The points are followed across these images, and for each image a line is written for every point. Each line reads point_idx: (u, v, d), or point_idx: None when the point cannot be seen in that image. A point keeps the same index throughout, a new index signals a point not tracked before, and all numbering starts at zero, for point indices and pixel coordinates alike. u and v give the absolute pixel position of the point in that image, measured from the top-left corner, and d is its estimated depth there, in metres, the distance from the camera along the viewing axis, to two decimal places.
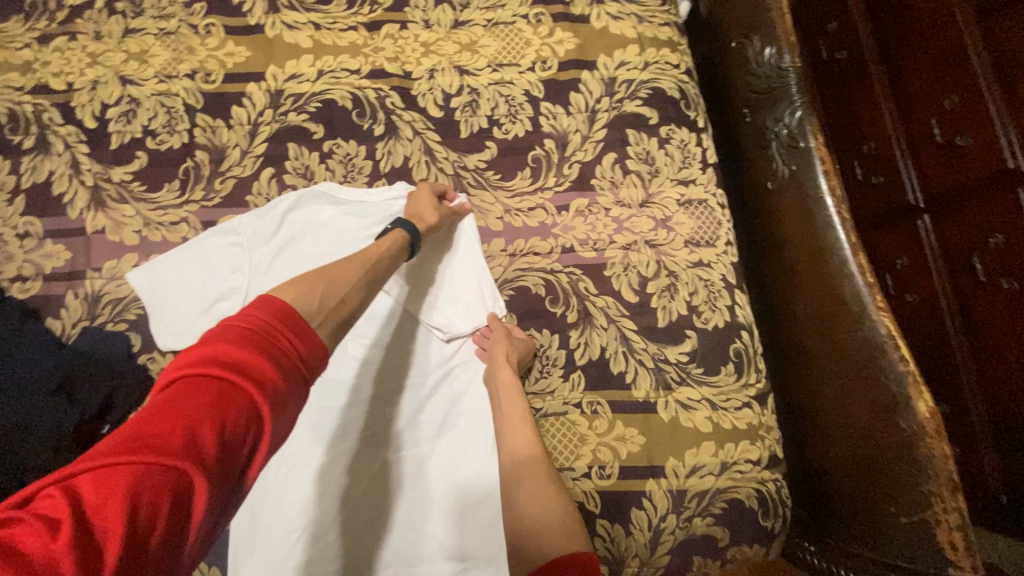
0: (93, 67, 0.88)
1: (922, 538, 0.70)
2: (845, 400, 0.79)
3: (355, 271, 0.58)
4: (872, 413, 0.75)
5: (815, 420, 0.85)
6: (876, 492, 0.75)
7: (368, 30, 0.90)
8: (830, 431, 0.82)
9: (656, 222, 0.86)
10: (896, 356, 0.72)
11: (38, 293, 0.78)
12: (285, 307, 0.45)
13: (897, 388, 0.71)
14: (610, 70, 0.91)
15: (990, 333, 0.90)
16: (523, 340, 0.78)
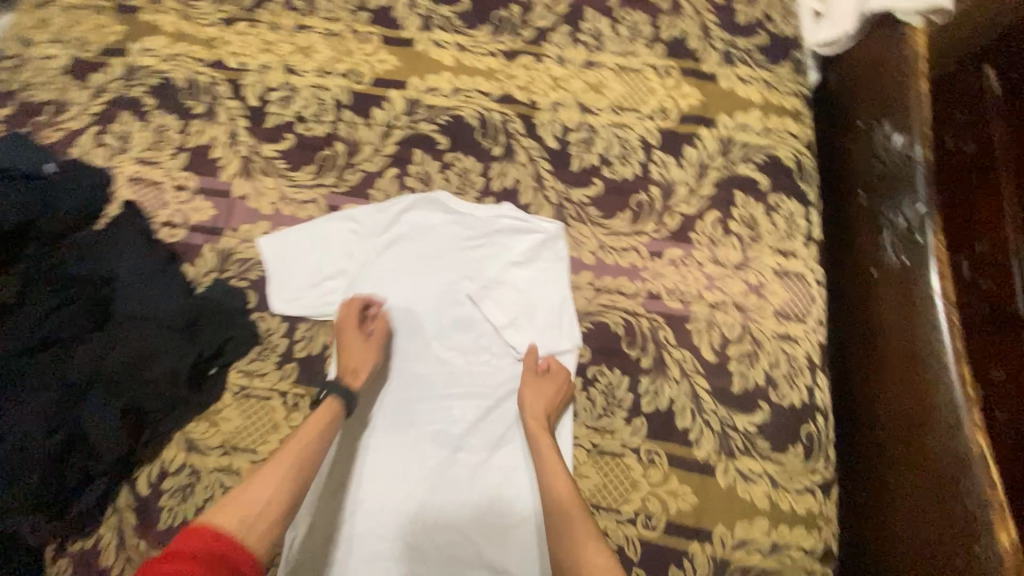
0: (265, 53, 0.99)
1: None
2: (922, 511, 0.73)
3: (282, 471, 0.68)
4: (947, 531, 0.69)
5: (889, 528, 0.79)
6: None
7: (505, 58, 0.97)
8: (905, 541, 0.76)
9: (749, 286, 0.86)
10: (983, 480, 0.65)
11: (180, 240, 0.88)
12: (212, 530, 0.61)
13: (981, 508, 0.64)
14: (728, 130, 0.93)
15: None
16: (562, 379, 0.80)
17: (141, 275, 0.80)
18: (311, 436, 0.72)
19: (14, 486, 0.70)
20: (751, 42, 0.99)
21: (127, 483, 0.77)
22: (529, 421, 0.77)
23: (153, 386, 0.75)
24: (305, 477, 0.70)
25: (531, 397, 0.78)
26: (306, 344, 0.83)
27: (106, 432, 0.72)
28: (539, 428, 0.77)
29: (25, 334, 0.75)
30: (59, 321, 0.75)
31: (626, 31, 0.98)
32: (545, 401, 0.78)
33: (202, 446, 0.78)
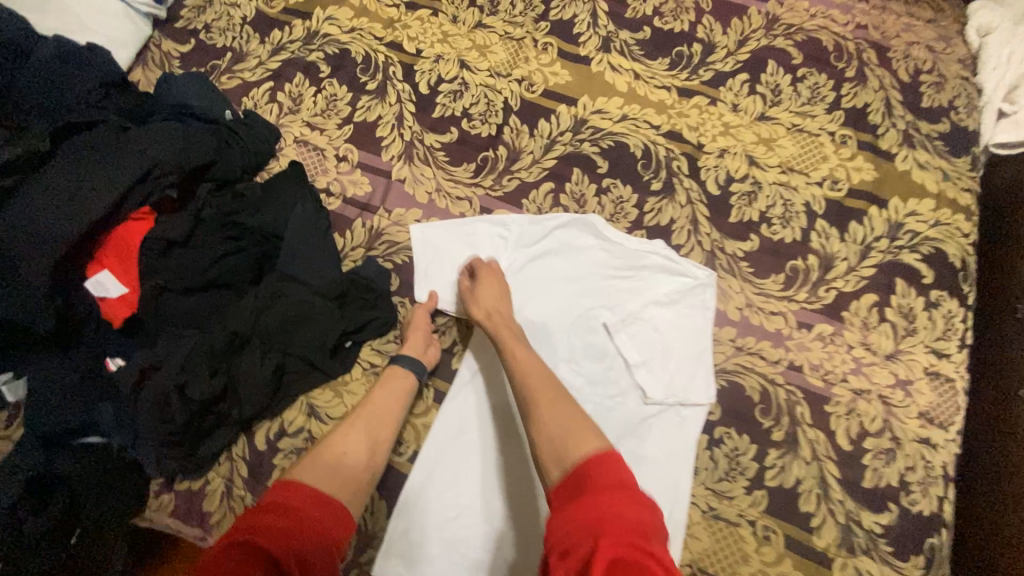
0: (442, 44, 1.01)
1: None
2: None
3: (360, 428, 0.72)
4: None
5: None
6: None
7: (679, 95, 0.96)
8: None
9: (896, 380, 0.82)
10: None
11: (336, 210, 0.91)
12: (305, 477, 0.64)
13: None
14: (898, 214, 0.90)
15: None
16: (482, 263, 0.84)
17: (305, 238, 0.82)
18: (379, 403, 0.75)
19: (161, 419, 0.71)
20: (934, 127, 0.95)
21: (245, 435, 0.78)
22: (484, 323, 0.78)
23: (298, 350, 0.77)
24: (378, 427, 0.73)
25: (481, 299, 0.80)
26: (441, 336, 0.86)
27: (255, 385, 0.74)
28: (498, 323, 0.78)
29: (196, 275, 0.78)
30: (227, 267, 0.79)
31: (807, 91, 0.96)
32: (496, 300, 0.80)
33: (324, 414, 0.79)
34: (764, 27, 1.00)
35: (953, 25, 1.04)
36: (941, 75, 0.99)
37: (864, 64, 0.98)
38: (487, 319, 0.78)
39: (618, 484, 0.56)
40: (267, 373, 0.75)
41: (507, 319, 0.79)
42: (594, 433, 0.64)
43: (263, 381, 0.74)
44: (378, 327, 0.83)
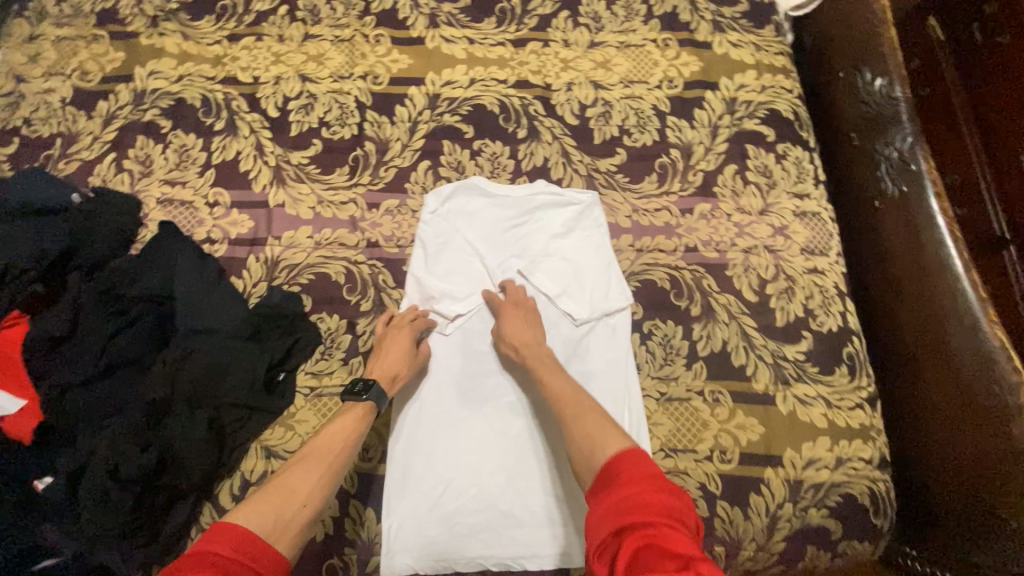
0: (277, 65, 1.01)
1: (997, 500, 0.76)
2: (953, 413, 0.82)
3: (316, 476, 0.68)
4: (980, 423, 0.78)
5: (915, 429, 0.89)
6: (963, 492, 0.81)
7: (514, 46, 1.02)
8: (932, 433, 0.85)
9: (775, 230, 0.93)
10: (1010, 367, 0.76)
11: (225, 255, 0.89)
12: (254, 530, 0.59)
13: (1012, 394, 0.75)
14: (731, 91, 1.01)
15: None
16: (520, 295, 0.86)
17: (198, 289, 0.82)
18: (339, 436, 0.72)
19: (104, 513, 0.68)
20: (735, 10, 1.07)
21: (208, 504, 0.75)
22: (518, 354, 0.80)
23: (229, 396, 0.76)
24: (331, 483, 0.68)
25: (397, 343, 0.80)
26: (369, 338, 0.85)
27: (193, 446, 0.72)
28: (530, 354, 0.80)
29: (92, 363, 0.75)
30: (123, 345, 0.76)
31: (622, 11, 1.05)
32: (528, 333, 0.82)
33: (282, 452, 0.77)
34: None
35: None
36: None
37: None
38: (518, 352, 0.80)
39: (648, 475, 0.60)
40: (203, 429, 0.73)
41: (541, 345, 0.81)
42: (615, 440, 0.66)
43: (200, 436, 0.72)
44: (303, 348, 0.82)
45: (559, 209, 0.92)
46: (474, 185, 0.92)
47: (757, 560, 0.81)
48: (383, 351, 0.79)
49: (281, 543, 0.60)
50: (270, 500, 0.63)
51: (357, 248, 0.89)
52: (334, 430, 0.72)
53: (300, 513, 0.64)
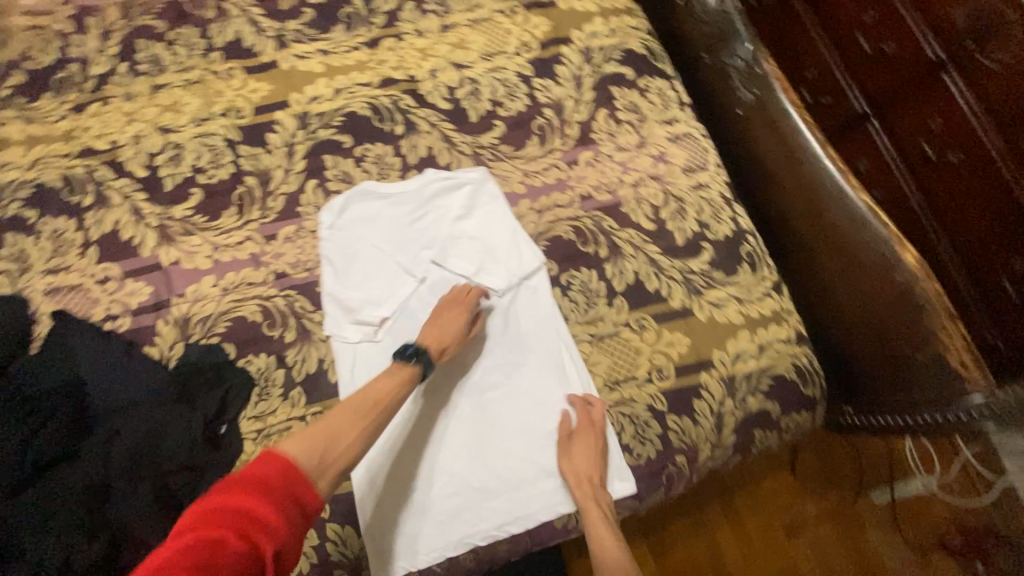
0: (133, 124, 0.97)
1: (906, 336, 0.85)
2: (846, 275, 0.91)
3: (360, 426, 0.72)
4: (869, 277, 0.87)
5: (822, 301, 0.98)
6: (880, 342, 0.89)
7: (370, 48, 1.03)
8: (837, 299, 0.94)
9: (654, 159, 0.99)
10: (877, 223, 0.86)
11: (131, 327, 0.86)
12: (285, 468, 0.62)
13: (885, 245, 0.85)
14: (584, 42, 1.06)
15: (953, 211, 1.12)
16: (598, 426, 0.83)
17: (110, 368, 0.81)
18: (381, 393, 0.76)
19: None
20: None
21: None
22: (575, 487, 0.80)
23: (170, 461, 0.75)
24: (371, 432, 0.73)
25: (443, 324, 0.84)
26: (302, 365, 0.85)
27: (146, 521, 0.71)
28: (587, 490, 0.80)
29: (12, 470, 0.72)
30: (43, 443, 0.74)
31: None
32: (592, 467, 0.81)
33: None
34: None
35: None
36: None
37: None
38: (576, 483, 0.81)
39: None
40: (149, 501, 0.72)
41: (598, 479, 0.81)
42: None
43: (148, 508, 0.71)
44: (237, 395, 0.82)
45: (455, 192, 0.95)
46: (364, 190, 0.93)
47: (716, 457, 0.88)
48: (432, 322, 0.84)
49: (319, 482, 0.65)
50: (316, 437, 0.67)
51: (267, 283, 0.89)
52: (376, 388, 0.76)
53: (339, 460, 0.68)
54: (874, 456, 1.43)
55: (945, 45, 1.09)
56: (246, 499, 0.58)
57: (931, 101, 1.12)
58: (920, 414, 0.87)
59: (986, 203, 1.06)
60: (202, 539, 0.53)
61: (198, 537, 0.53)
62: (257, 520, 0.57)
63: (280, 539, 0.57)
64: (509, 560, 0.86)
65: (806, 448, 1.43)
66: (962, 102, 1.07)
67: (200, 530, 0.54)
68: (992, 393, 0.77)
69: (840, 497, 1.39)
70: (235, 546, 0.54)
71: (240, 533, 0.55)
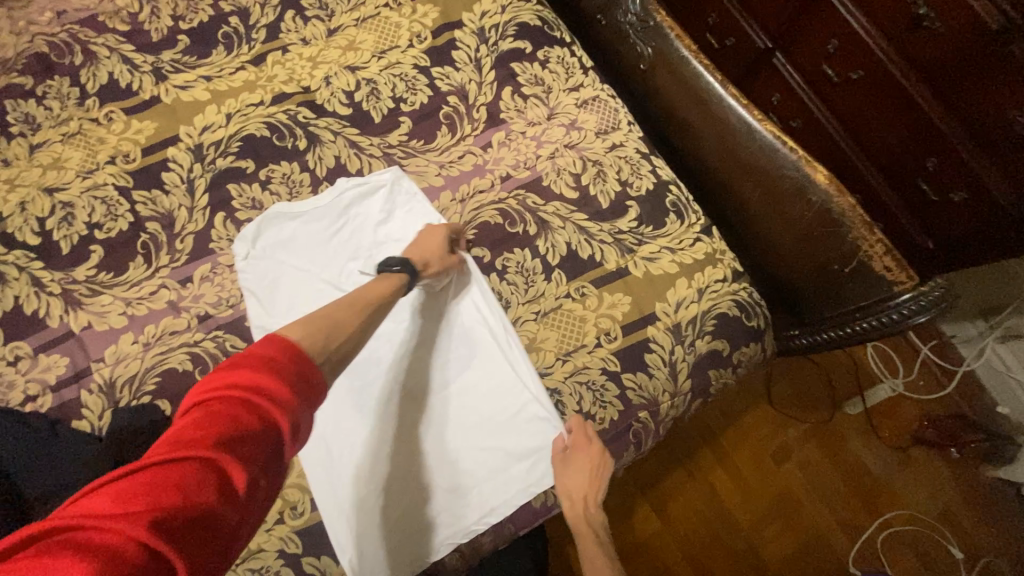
0: (14, 190, 0.90)
1: (832, 252, 0.87)
2: (768, 205, 0.93)
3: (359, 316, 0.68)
4: (789, 203, 0.89)
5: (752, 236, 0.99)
6: (809, 262, 0.91)
7: (255, 66, 0.98)
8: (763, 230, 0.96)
9: (567, 127, 0.99)
10: (787, 149, 0.88)
11: (54, 405, 0.80)
12: (296, 345, 0.55)
13: (797, 170, 0.87)
14: (476, 22, 1.04)
15: (864, 125, 1.16)
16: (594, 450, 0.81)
17: (33, 452, 0.75)
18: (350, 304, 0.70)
19: None
20: None
21: None
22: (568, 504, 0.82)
23: None
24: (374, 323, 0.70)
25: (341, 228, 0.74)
26: None
27: None
28: (579, 508, 0.82)
29: None
30: None
31: None
32: (586, 489, 0.81)
33: None
34: None
35: None
36: None
37: None
38: (571, 502, 0.82)
39: None
40: None
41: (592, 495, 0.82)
42: None
43: None
44: None
45: (373, 199, 0.93)
46: (277, 212, 0.90)
47: (677, 406, 0.89)
48: (414, 241, 0.85)
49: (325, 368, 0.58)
50: (317, 324, 0.62)
51: (191, 328, 0.85)
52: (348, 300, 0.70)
53: (341, 348, 0.62)
54: (843, 371, 1.48)
55: None
56: (272, 371, 0.51)
57: (823, 23, 1.14)
58: (861, 322, 0.88)
59: (892, 112, 1.09)
60: (216, 414, 0.47)
61: (210, 414, 0.47)
62: (250, 408, 0.48)
63: (298, 411, 0.51)
64: (496, 550, 0.86)
65: (778, 377, 1.47)
66: (851, 19, 1.09)
67: (204, 411, 0.47)
68: (918, 289, 0.81)
69: (818, 417, 1.44)
70: (247, 422, 0.47)
71: (254, 409, 0.48)
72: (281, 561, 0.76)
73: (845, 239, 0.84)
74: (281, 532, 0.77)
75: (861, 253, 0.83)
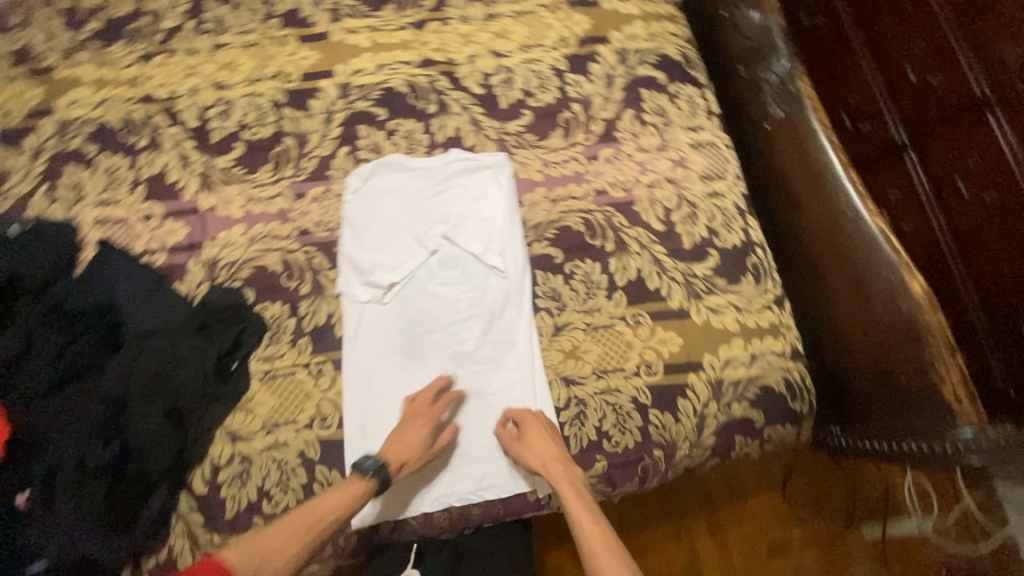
0: (192, 78, 1.05)
1: (904, 363, 0.84)
2: (851, 297, 0.91)
3: (291, 552, 0.75)
4: (875, 301, 0.87)
5: (825, 325, 0.98)
6: (876, 366, 0.89)
7: (415, 29, 1.09)
8: (837, 321, 0.95)
9: (674, 162, 1.01)
10: (890, 248, 0.86)
11: (165, 262, 0.94)
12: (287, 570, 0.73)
13: (893, 273, 0.84)
14: (621, 43, 1.09)
15: (980, 252, 1.09)
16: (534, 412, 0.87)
17: (142, 296, 0.88)
18: (408, 443, 0.82)
19: (85, 507, 0.75)
20: None
21: (182, 490, 0.83)
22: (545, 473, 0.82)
23: (184, 389, 0.83)
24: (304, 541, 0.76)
25: (406, 446, 0.82)
26: (312, 317, 0.91)
27: (153, 435, 0.79)
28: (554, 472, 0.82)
29: (51, 369, 0.81)
30: (76, 353, 0.82)
31: None
32: (554, 450, 0.84)
33: (244, 432, 0.85)
34: None
35: None
36: None
37: None
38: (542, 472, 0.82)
39: None
40: (162, 419, 0.80)
41: (559, 460, 0.83)
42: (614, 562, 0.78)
43: (159, 424, 0.80)
44: (252, 336, 0.89)
45: (475, 174, 1.00)
46: (391, 162, 0.99)
47: (693, 457, 0.90)
48: (400, 435, 0.83)
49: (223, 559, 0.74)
50: (251, 544, 0.75)
51: (290, 237, 0.96)
52: (417, 437, 0.83)
53: (265, 560, 0.74)
54: (871, 491, 1.40)
55: (992, 81, 1.06)
56: None
57: (970, 138, 1.10)
58: (908, 441, 0.86)
59: (1015, 247, 1.03)
60: None
61: None
62: None
63: None
64: (478, 525, 0.90)
65: (799, 472, 1.41)
66: (1003, 142, 1.05)
67: None
68: (982, 428, 0.77)
69: (827, 527, 1.37)
70: None
71: None
72: (299, 460, 0.85)
73: (923, 356, 0.81)
74: (307, 436, 0.86)
75: (934, 373, 0.81)
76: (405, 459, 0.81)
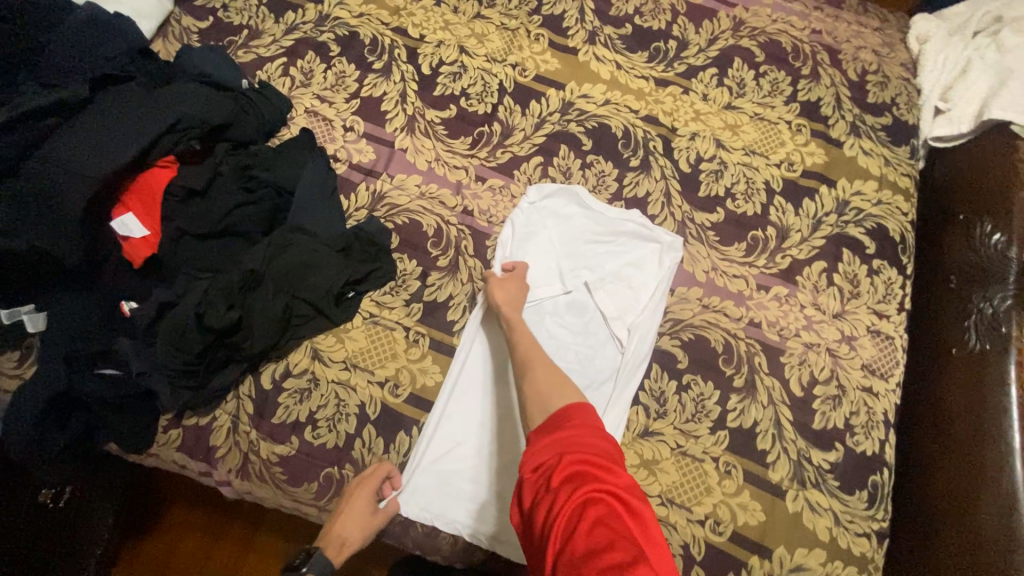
0: (444, 31, 1.10)
1: None
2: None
3: None
4: None
5: None
6: None
7: (656, 84, 1.08)
8: None
9: (842, 336, 0.93)
10: None
11: (342, 174, 0.98)
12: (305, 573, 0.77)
13: None
14: (845, 194, 1.03)
15: None
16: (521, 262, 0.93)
17: (315, 194, 0.92)
18: (353, 517, 0.79)
19: (177, 349, 0.79)
20: (878, 120, 1.09)
21: (252, 376, 0.86)
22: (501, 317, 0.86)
23: (305, 295, 0.86)
24: None
25: (348, 524, 0.79)
26: (435, 291, 0.92)
27: (263, 321, 0.82)
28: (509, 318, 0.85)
29: (216, 219, 0.85)
30: (240, 217, 0.87)
31: (767, 86, 1.10)
32: (514, 301, 0.87)
33: (327, 357, 0.87)
34: (731, 29, 1.15)
35: (896, 34, 1.19)
36: (884, 76, 1.13)
37: (818, 64, 1.13)
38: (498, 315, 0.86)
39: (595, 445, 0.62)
40: (279, 312, 0.83)
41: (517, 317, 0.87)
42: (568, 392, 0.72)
43: (274, 317, 0.83)
44: (377, 279, 0.91)
45: (645, 243, 0.97)
46: (573, 192, 0.99)
47: None
48: (343, 519, 0.79)
49: None
50: None
51: (453, 211, 0.97)
52: (360, 511, 0.79)
53: None
54: None
55: None
56: None
57: None
58: None
59: None
60: None
61: None
62: None
63: None
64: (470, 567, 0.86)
65: None
66: None
67: None
68: None
69: None
70: None
71: None
72: (356, 411, 0.85)
73: None
74: (374, 393, 0.86)
75: None
76: (347, 537, 0.79)
